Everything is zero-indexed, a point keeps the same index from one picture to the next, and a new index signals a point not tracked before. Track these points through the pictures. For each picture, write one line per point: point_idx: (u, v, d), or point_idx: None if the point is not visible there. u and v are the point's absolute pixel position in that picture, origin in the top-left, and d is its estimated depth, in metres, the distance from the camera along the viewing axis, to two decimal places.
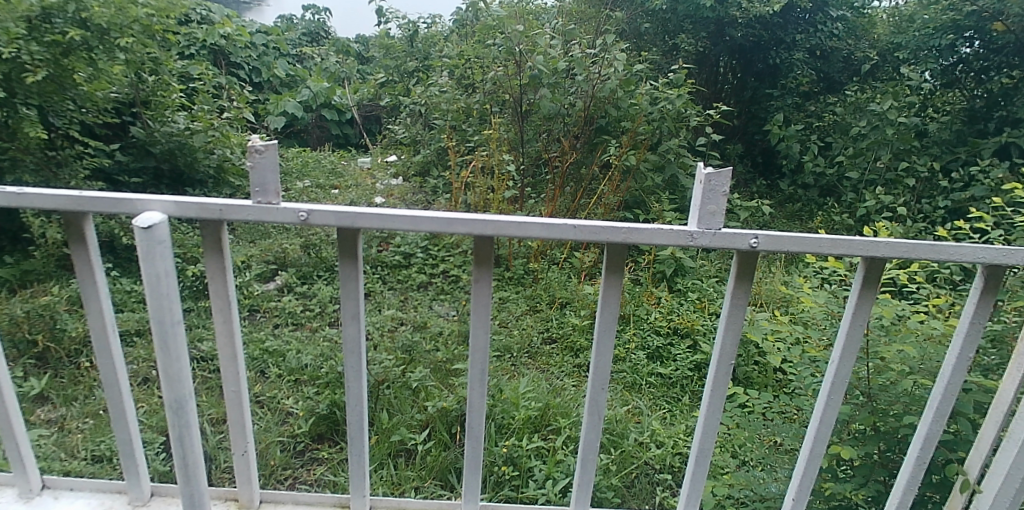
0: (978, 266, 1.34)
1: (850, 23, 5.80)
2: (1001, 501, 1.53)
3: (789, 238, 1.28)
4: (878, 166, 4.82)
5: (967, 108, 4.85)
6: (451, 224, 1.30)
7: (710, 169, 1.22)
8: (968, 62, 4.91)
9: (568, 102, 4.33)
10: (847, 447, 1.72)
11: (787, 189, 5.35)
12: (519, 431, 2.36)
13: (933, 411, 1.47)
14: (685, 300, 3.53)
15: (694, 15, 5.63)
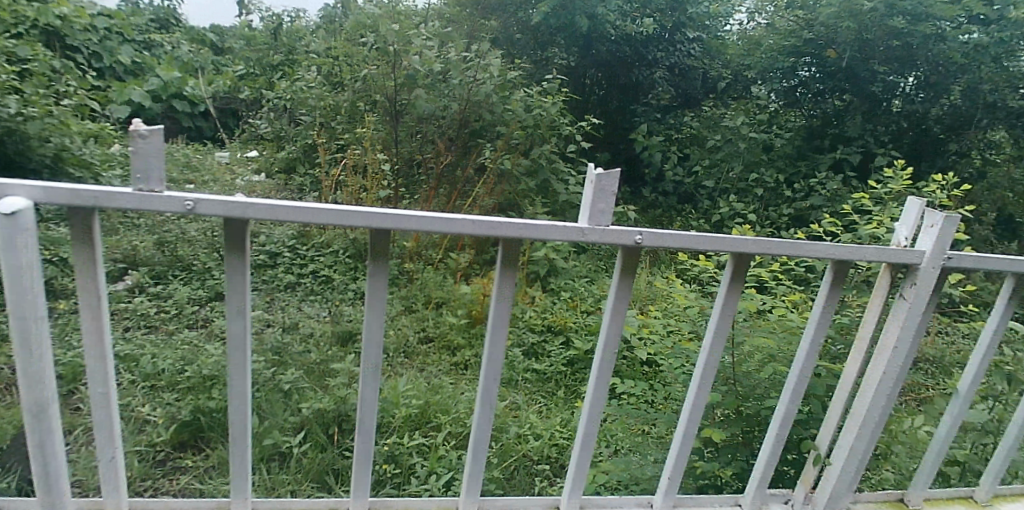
0: (828, 262, 1.50)
1: (704, 46, 6.42)
2: (847, 471, 1.62)
3: (670, 236, 1.39)
4: (730, 177, 5.30)
5: (807, 126, 5.49)
6: (350, 219, 1.29)
7: (601, 171, 1.30)
8: (806, 85, 5.57)
9: (442, 105, 4.32)
10: (715, 429, 1.88)
11: (649, 196, 5.70)
12: (399, 429, 2.33)
13: (790, 392, 1.61)
14: (558, 299, 3.68)
15: (567, 29, 5.90)
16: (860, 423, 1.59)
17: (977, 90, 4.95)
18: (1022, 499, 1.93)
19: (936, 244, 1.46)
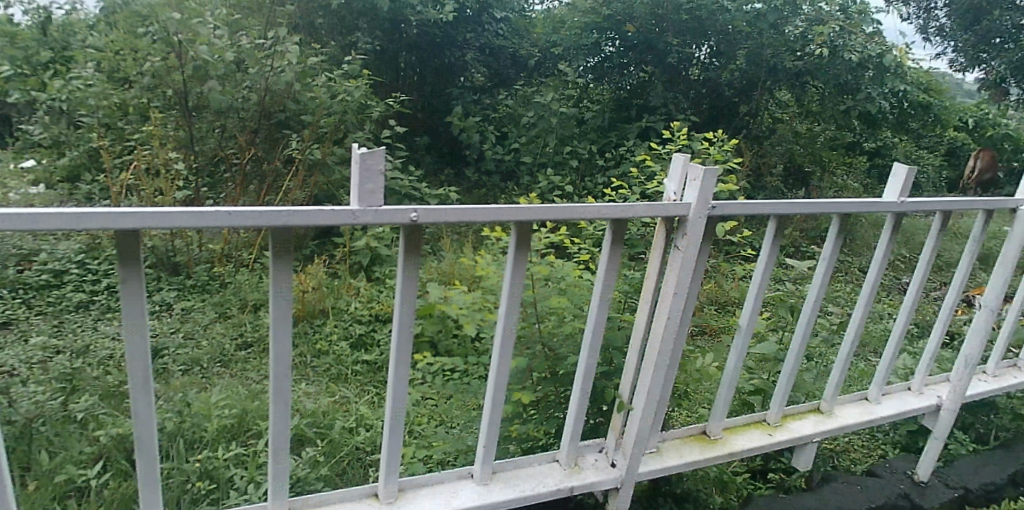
0: (607, 221, 1.53)
1: (512, 25, 6.42)
2: (648, 412, 1.69)
3: (447, 210, 1.33)
4: (546, 151, 5.45)
5: (614, 98, 5.85)
6: (79, 221, 1.02)
7: (365, 149, 1.23)
8: (611, 58, 5.84)
9: (241, 96, 4.05)
10: (524, 391, 1.84)
11: (472, 177, 5.61)
12: (213, 443, 2.10)
13: (588, 346, 1.64)
14: (382, 288, 3.56)
15: (371, 13, 5.55)
16: (653, 368, 1.67)
17: (756, 52, 5.59)
18: (808, 414, 2.05)
19: (700, 193, 1.55)
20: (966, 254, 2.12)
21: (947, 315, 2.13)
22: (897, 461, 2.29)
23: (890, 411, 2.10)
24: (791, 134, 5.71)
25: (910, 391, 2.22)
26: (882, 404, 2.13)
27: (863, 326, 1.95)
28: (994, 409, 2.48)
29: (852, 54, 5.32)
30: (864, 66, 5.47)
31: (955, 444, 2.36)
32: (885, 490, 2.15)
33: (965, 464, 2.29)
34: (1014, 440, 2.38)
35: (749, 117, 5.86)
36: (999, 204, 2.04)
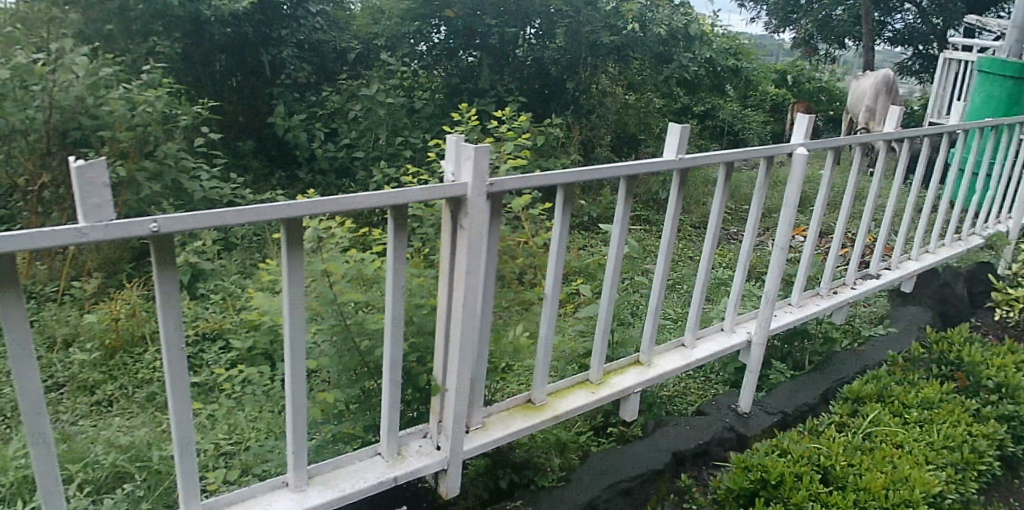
0: (386, 210, 1.45)
1: (330, 17, 5.43)
2: (463, 392, 1.69)
3: (198, 217, 1.03)
4: (381, 144, 4.88)
5: (446, 85, 5.43)
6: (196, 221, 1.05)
7: (79, 160, 0.89)
8: (439, 47, 5.54)
9: (25, 117, 3.43)
10: (333, 392, 1.77)
11: (305, 179, 4.84)
12: (20, 492, 1.92)
13: (390, 336, 1.57)
14: (211, 302, 3.06)
15: (163, 11, 4.55)
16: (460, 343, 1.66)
17: (575, 29, 5.67)
18: (631, 368, 2.15)
19: (475, 173, 1.54)
20: (757, 198, 2.16)
21: (746, 257, 2.25)
22: (721, 397, 2.43)
23: (705, 351, 2.25)
24: (617, 106, 6.01)
25: (724, 331, 2.36)
26: (698, 347, 2.28)
27: (667, 275, 2.05)
28: (807, 335, 2.65)
29: (661, 27, 5.82)
30: (674, 37, 5.98)
31: (776, 373, 2.52)
32: (714, 425, 2.27)
33: (785, 388, 2.44)
34: (827, 362, 2.58)
35: (577, 93, 5.89)
36: (777, 149, 2.13)
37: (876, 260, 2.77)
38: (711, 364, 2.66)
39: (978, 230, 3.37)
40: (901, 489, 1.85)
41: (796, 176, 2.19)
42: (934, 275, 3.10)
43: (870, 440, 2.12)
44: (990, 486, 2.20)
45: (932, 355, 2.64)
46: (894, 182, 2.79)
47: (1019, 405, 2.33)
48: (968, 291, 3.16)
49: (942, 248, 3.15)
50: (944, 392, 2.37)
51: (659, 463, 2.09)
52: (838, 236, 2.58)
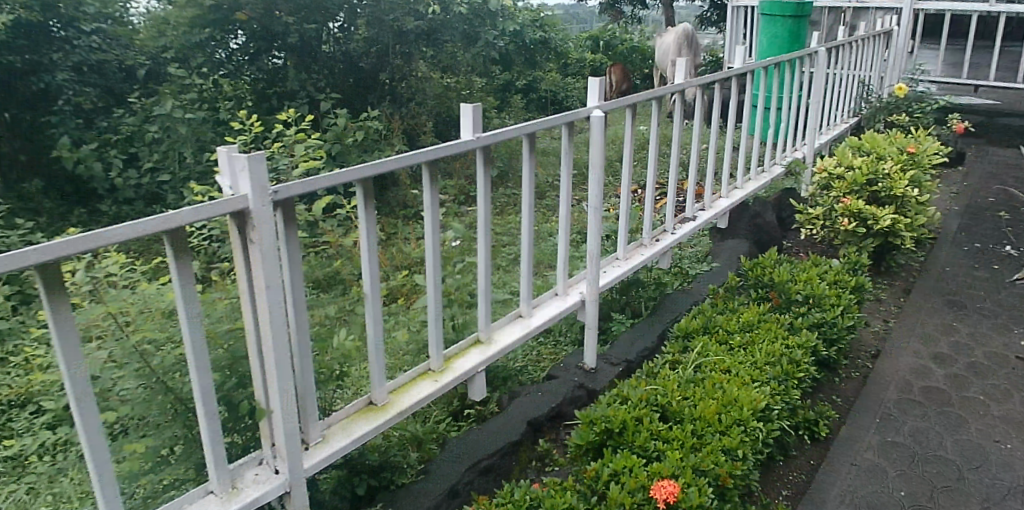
0: (160, 236, 1.18)
1: (109, 35, 4.79)
2: (291, 409, 1.53)
3: None
4: (186, 163, 4.60)
5: (253, 90, 5.16)
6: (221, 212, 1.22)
7: None
8: (237, 54, 5.17)
9: None
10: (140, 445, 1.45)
11: (109, 211, 4.54)
12: None
13: (195, 371, 1.33)
14: (10, 366, 2.77)
15: None
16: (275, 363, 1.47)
17: (379, 18, 5.49)
18: (470, 348, 2.12)
19: (253, 182, 1.32)
20: (564, 162, 2.20)
21: (566, 221, 2.32)
22: (569, 357, 2.52)
23: (542, 318, 2.32)
24: (437, 91, 5.82)
25: (558, 295, 2.44)
26: (535, 315, 2.34)
27: (489, 246, 2.04)
28: (641, 283, 2.87)
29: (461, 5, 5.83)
30: (476, 16, 6.01)
31: (617, 325, 2.68)
32: (563, 387, 2.32)
33: (626, 338, 2.58)
34: (661, 305, 2.76)
35: (392, 82, 5.78)
36: (574, 114, 2.18)
37: (690, 203, 2.99)
38: (558, 327, 2.75)
39: (779, 160, 3.82)
40: (731, 411, 2.01)
41: (597, 137, 2.28)
42: (744, 208, 3.41)
43: (699, 371, 2.28)
44: (811, 390, 2.44)
45: (748, 281, 2.88)
46: (694, 128, 2.97)
47: (825, 311, 2.60)
48: (777, 218, 3.51)
49: (749, 183, 3.55)
50: (763, 313, 2.60)
51: (515, 435, 2.06)
52: (650, 184, 2.70)
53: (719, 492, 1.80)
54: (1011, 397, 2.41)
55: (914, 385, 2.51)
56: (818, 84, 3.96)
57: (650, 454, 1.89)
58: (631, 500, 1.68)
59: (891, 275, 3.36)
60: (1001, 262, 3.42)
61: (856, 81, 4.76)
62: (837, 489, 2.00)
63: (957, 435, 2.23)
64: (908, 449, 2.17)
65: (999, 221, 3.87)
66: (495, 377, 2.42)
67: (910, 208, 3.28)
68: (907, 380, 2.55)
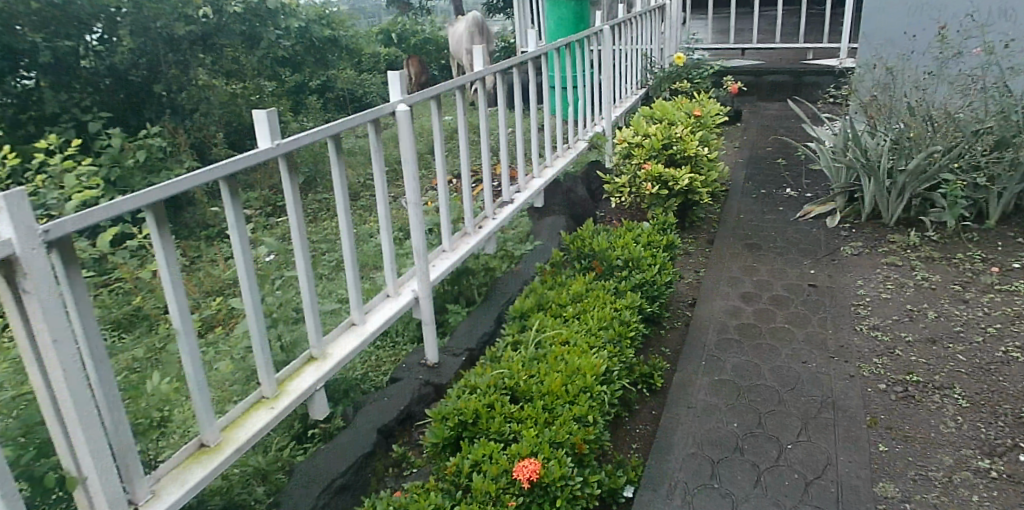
0: None
1: None
2: (111, 476, 1.24)
3: None
4: None
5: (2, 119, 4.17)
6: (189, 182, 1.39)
7: None
8: None
9: None
10: None
11: None
12: None
13: None
14: None
15: None
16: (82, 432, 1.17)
17: (144, 26, 4.77)
18: (303, 370, 1.95)
19: (16, 222, 1.03)
20: (375, 160, 2.12)
21: (387, 220, 2.23)
22: (410, 356, 2.45)
23: (377, 321, 2.23)
24: (223, 100, 5.19)
25: (390, 296, 2.36)
26: (368, 320, 2.23)
27: (309, 256, 1.90)
28: (471, 271, 2.86)
29: (235, 5, 5.38)
30: (256, 17, 5.61)
31: (454, 315, 2.67)
32: (410, 387, 2.24)
33: (464, 326, 2.57)
34: (492, 289, 2.79)
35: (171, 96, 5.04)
36: (379, 111, 2.11)
37: (506, 186, 3.07)
38: (394, 327, 2.66)
39: (581, 135, 4.04)
40: (576, 380, 2.06)
41: (405, 130, 2.23)
42: (558, 186, 3.60)
43: (541, 348, 2.32)
44: (642, 346, 2.59)
45: (571, 255, 3.02)
46: (500, 113, 3.03)
47: (644, 272, 2.74)
48: (587, 190, 3.75)
49: (557, 159, 3.70)
50: (590, 283, 2.73)
51: (368, 445, 1.95)
52: (465, 172, 2.71)
53: (577, 460, 1.85)
54: (811, 321, 2.70)
55: (730, 325, 2.72)
56: (606, 61, 4.24)
57: (506, 437, 1.89)
58: (496, 487, 1.69)
59: (694, 229, 3.66)
60: (787, 203, 3.81)
61: (639, 55, 5.16)
62: (682, 433, 2.13)
63: (773, 363, 2.45)
64: (732, 383, 2.36)
65: (779, 167, 4.35)
66: (336, 391, 2.29)
67: (703, 164, 3.63)
68: (724, 322, 2.75)
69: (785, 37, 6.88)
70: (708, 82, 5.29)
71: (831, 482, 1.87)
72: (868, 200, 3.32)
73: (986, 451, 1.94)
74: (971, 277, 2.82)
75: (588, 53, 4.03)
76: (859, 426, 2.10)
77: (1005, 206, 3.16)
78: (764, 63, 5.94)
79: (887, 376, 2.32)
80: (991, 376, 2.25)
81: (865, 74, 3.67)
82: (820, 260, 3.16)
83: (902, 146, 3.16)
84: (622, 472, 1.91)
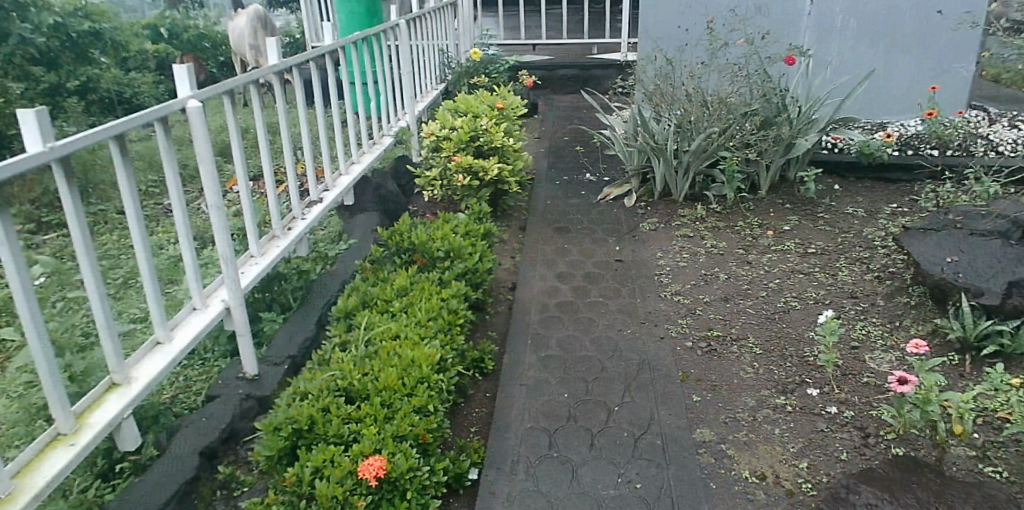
0: None
1: None
2: None
3: None
4: None
5: None
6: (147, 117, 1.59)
7: None
8: None
9: None
10: None
11: None
12: None
13: None
14: None
15: None
16: None
17: None
18: (100, 404, 1.47)
19: None
20: (168, 164, 1.70)
21: (185, 227, 1.76)
22: (224, 370, 1.95)
23: (186, 340, 1.74)
24: None
25: (198, 311, 1.84)
26: (177, 338, 1.75)
27: (95, 267, 1.44)
28: (282, 276, 2.27)
29: None
30: None
31: (269, 324, 2.12)
32: (228, 404, 1.79)
33: (282, 333, 2.06)
34: (309, 292, 2.25)
35: None
36: (167, 108, 1.68)
37: (313, 183, 2.54)
38: (200, 344, 2.10)
39: (386, 130, 3.46)
40: (413, 372, 1.71)
41: (199, 129, 1.78)
42: (365, 181, 3.00)
43: (371, 346, 1.89)
44: (470, 333, 2.22)
45: (390, 250, 2.53)
46: (299, 109, 2.59)
47: (466, 260, 2.38)
48: (397, 186, 3.20)
49: (364, 155, 3.10)
50: (413, 275, 2.30)
51: (187, 470, 1.56)
52: (268, 172, 2.23)
53: (422, 452, 1.56)
54: (620, 293, 2.50)
55: (549, 303, 2.44)
56: (405, 56, 3.74)
57: (347, 440, 1.52)
58: (343, 491, 1.37)
59: (506, 218, 3.31)
60: (587, 187, 3.60)
61: (436, 51, 4.59)
62: (515, 410, 1.87)
63: (592, 334, 2.24)
64: (560, 358, 2.11)
65: (576, 154, 4.16)
66: (138, 418, 1.77)
67: (509, 155, 3.29)
68: (543, 301, 2.46)
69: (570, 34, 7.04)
70: (504, 76, 5.09)
71: (657, 435, 1.76)
72: (658, 181, 3.26)
73: (781, 388, 1.90)
74: (752, 241, 2.81)
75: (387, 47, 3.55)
76: (672, 381, 1.97)
77: (775, 176, 3.29)
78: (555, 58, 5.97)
79: (691, 334, 2.20)
80: (777, 324, 2.21)
81: (646, 66, 3.69)
82: (622, 237, 2.98)
83: (684, 129, 3.16)
84: (464, 455, 1.67)
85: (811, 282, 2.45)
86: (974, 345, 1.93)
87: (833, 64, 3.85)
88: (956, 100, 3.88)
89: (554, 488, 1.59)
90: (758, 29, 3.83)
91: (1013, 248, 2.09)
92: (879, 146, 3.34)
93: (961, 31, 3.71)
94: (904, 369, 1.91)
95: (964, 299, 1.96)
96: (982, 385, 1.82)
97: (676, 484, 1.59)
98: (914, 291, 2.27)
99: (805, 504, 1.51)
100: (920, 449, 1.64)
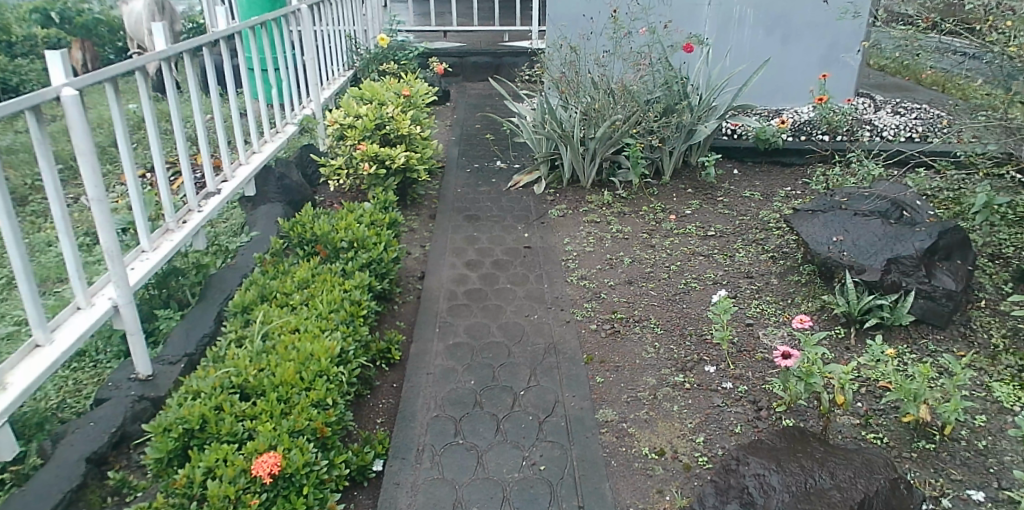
0: None
1: None
2: None
3: None
4: None
5: None
6: (90, 79, 1.75)
7: None
8: None
9: None
10: None
11: None
12: None
13: None
14: None
15: None
16: None
17: None
18: None
19: None
20: (42, 157, 1.57)
21: (66, 224, 1.64)
22: (115, 372, 1.83)
23: (68, 341, 1.62)
24: None
25: (82, 310, 1.72)
26: (61, 339, 1.63)
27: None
28: (178, 272, 2.20)
29: None
30: None
31: (165, 321, 2.04)
32: (119, 406, 1.69)
33: (178, 330, 1.97)
34: (208, 286, 2.17)
35: None
36: (38, 96, 1.54)
37: (210, 175, 2.44)
38: (91, 345, 1.98)
39: (288, 118, 3.34)
40: (311, 366, 1.68)
41: (76, 119, 1.64)
42: (267, 172, 2.88)
43: (268, 340, 1.84)
44: (375, 324, 2.20)
45: (292, 242, 2.45)
46: (192, 97, 2.46)
47: (370, 250, 2.34)
48: (302, 176, 3.11)
49: (265, 145, 3.00)
50: (315, 266, 2.25)
51: (72, 482, 1.46)
52: (159, 164, 2.12)
53: (320, 446, 1.54)
54: (528, 279, 2.52)
55: (458, 291, 2.44)
56: (307, 42, 3.60)
57: (241, 437, 1.48)
58: (235, 490, 1.32)
59: (416, 207, 3.27)
60: (497, 175, 3.60)
61: (342, 37, 4.48)
62: (421, 399, 1.86)
63: (499, 320, 2.25)
64: (467, 345, 2.11)
65: (487, 142, 4.15)
66: (20, 428, 1.64)
67: (417, 143, 3.26)
68: (450, 290, 2.46)
69: (484, 21, 7.00)
70: (414, 63, 4.97)
71: (561, 417, 1.79)
72: (567, 167, 3.29)
73: (680, 366, 1.97)
74: (656, 225, 2.89)
75: (288, 33, 3.44)
76: (576, 364, 2.01)
77: (677, 162, 3.38)
78: (467, 44, 5.92)
79: (596, 316, 2.25)
80: (677, 304, 2.29)
81: (553, 54, 3.71)
82: (531, 224, 3.00)
83: (591, 116, 3.22)
84: (367, 447, 1.64)
85: (709, 264, 2.55)
86: (858, 319, 2.06)
87: (731, 54, 4.04)
88: (843, 87, 4.08)
89: (458, 475, 1.59)
90: (660, 18, 3.93)
91: (891, 226, 2.22)
92: (774, 132, 3.50)
93: (846, 23, 3.90)
94: (792, 344, 2.01)
95: (850, 276, 2.09)
96: (864, 356, 1.93)
97: (580, 464, 1.63)
98: (805, 270, 2.39)
99: (701, 477, 1.58)
100: (809, 419, 1.73)
